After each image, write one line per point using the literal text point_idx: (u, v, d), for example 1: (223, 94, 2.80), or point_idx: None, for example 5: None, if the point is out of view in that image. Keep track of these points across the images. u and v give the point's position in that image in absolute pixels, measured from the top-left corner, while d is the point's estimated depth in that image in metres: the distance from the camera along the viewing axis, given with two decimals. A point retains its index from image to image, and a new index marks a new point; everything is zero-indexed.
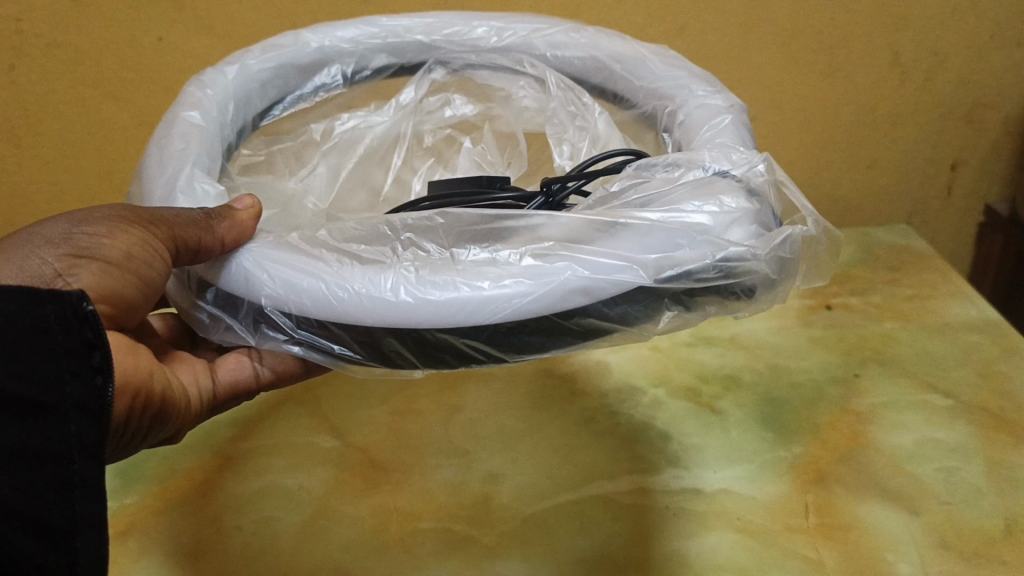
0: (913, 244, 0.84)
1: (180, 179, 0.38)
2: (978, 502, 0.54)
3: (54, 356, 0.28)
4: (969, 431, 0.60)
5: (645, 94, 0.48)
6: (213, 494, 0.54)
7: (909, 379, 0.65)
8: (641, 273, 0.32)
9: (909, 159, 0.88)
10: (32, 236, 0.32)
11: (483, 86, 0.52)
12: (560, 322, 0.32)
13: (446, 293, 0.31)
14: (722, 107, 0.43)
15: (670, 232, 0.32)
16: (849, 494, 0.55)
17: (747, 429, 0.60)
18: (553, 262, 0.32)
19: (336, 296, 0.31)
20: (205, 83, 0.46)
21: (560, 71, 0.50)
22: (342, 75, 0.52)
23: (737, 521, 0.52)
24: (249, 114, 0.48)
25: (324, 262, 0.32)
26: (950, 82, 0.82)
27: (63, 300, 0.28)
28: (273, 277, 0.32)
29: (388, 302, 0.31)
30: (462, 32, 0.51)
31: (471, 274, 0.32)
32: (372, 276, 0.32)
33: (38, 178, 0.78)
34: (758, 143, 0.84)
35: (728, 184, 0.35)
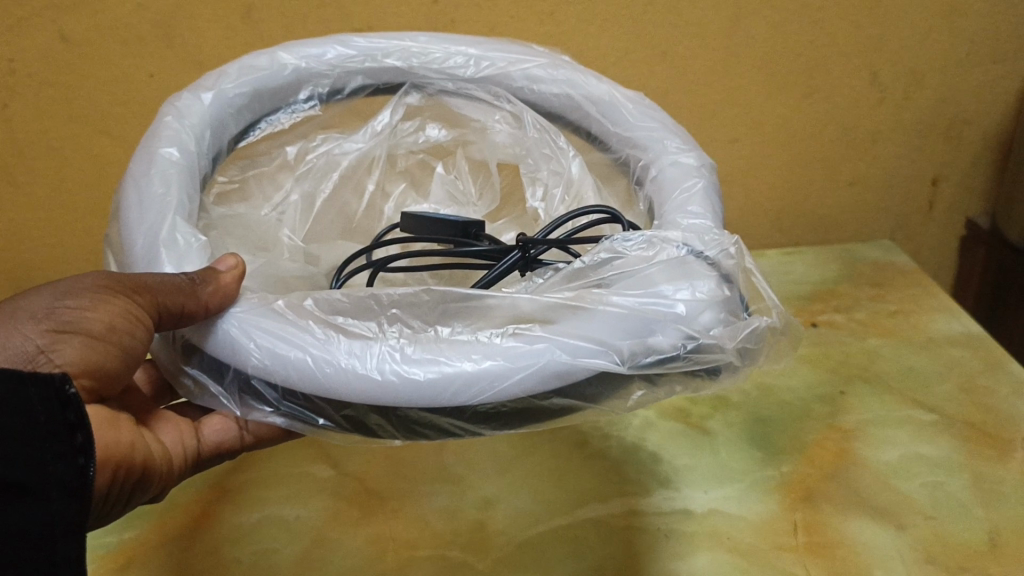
0: (897, 259, 0.85)
1: (162, 233, 0.38)
2: (964, 517, 0.55)
3: (38, 438, 0.29)
4: (953, 445, 0.61)
5: (619, 139, 0.48)
6: (211, 527, 0.55)
7: (894, 395, 0.66)
8: (616, 359, 0.33)
9: (891, 176, 0.89)
10: (17, 310, 0.34)
11: (445, 101, 0.51)
12: (536, 402, 0.34)
13: (431, 373, 0.32)
14: (693, 168, 0.44)
15: (645, 319, 0.34)
16: (837, 511, 0.56)
17: (736, 449, 0.61)
18: (533, 344, 0.33)
19: (322, 370, 0.32)
20: (179, 111, 0.44)
21: (536, 108, 0.50)
22: (311, 96, 0.49)
23: (728, 541, 0.53)
24: (224, 140, 0.46)
25: (311, 333, 0.33)
26: (928, 99, 0.83)
27: (46, 381, 0.30)
28: (261, 346, 0.33)
29: (372, 382, 0.32)
30: (440, 59, 0.50)
31: (454, 353, 0.33)
32: (358, 352, 0.33)
33: (30, 214, 0.79)
34: (742, 163, 0.85)
35: (702, 269, 0.36)
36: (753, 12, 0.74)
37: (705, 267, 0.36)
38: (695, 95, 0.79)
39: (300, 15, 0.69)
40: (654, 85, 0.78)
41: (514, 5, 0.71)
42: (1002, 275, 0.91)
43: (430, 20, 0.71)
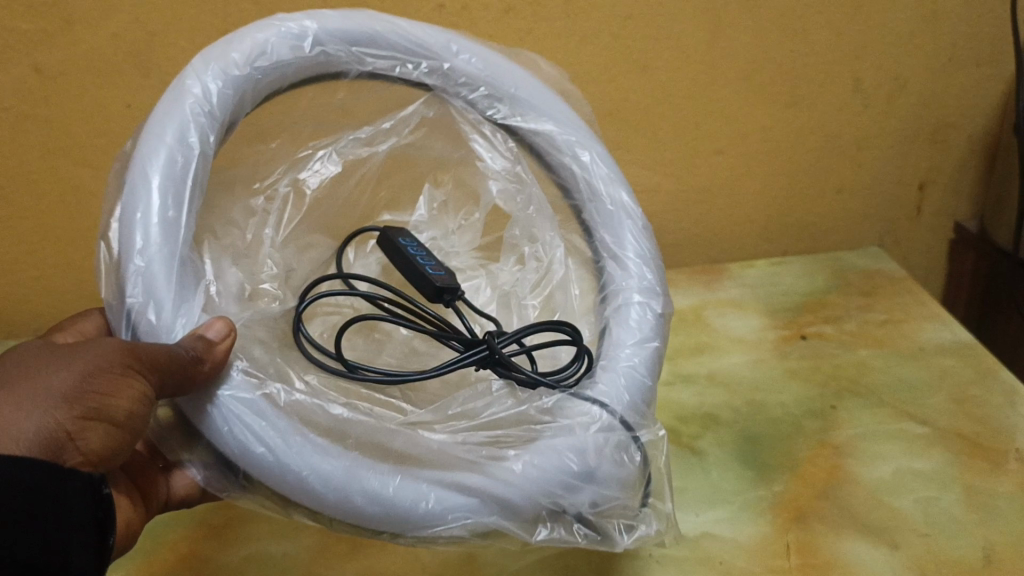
0: (886, 267, 0.85)
1: (162, 274, 0.38)
2: (959, 533, 0.55)
3: (77, 526, 0.34)
4: (945, 458, 0.61)
5: (604, 248, 0.51)
6: (197, 567, 0.54)
7: (885, 409, 0.65)
8: (514, 518, 0.39)
9: (877, 183, 0.89)
10: (39, 392, 0.34)
11: (456, 110, 0.52)
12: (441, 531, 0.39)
13: (374, 507, 0.37)
14: (656, 315, 0.47)
15: (557, 496, 0.39)
16: (830, 531, 0.55)
17: (728, 469, 0.61)
18: (469, 487, 0.38)
19: (284, 482, 0.37)
20: (203, 96, 0.41)
21: (555, 172, 0.53)
22: (342, 72, 0.47)
23: (719, 565, 0.53)
24: (243, 107, 0.44)
25: (291, 436, 0.37)
26: (911, 105, 0.84)
27: (86, 477, 0.35)
28: (235, 436, 0.37)
29: (322, 501, 0.37)
30: (472, 83, 0.50)
31: (405, 483, 0.38)
32: (327, 471, 0.37)
33: (8, 249, 0.77)
34: (729, 174, 0.85)
35: (628, 461, 0.41)
36: (732, 23, 0.74)
37: (625, 465, 0.41)
38: (679, 108, 0.79)
39: None
40: (638, 99, 0.77)
41: (493, 25, 0.71)
42: (994, 276, 0.91)
43: None
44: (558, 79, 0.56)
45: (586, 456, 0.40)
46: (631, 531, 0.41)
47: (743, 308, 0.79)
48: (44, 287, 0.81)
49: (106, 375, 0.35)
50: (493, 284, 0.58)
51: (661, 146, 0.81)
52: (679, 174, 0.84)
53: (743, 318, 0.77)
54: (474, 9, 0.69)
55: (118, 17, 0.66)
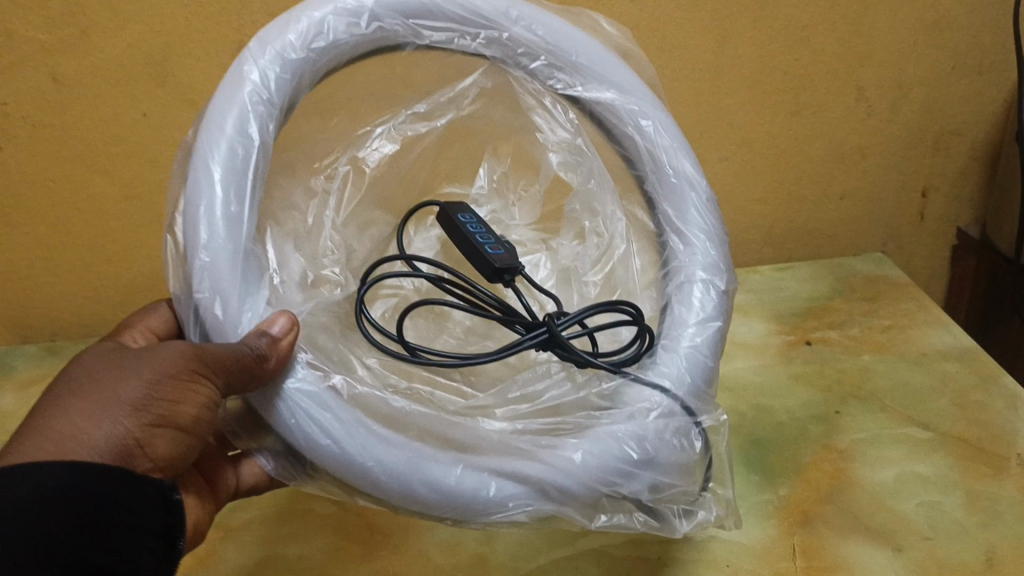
0: (889, 272, 0.86)
1: (227, 268, 0.39)
2: (960, 537, 0.56)
3: (143, 529, 0.35)
4: (948, 462, 0.62)
5: (668, 223, 0.51)
6: (215, 568, 0.55)
7: (888, 414, 0.66)
8: (575, 507, 0.40)
9: (882, 189, 0.90)
10: (113, 396, 0.36)
11: (515, 80, 0.52)
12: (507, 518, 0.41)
13: (443, 497, 0.38)
14: (722, 295, 0.48)
15: (618, 484, 0.40)
16: (835, 534, 0.56)
17: (734, 473, 0.62)
18: (534, 478, 0.39)
19: (354, 472, 0.38)
20: (260, 85, 0.42)
21: (619, 145, 0.52)
22: (400, 45, 0.47)
23: (726, 568, 0.54)
24: (303, 82, 0.45)
25: (359, 431, 0.38)
26: (916, 111, 0.85)
27: (155, 484, 0.36)
28: (304, 431, 0.38)
29: (392, 492, 0.38)
30: (531, 54, 0.49)
31: (473, 474, 0.39)
32: (398, 463, 0.38)
33: (22, 255, 0.79)
34: (735, 181, 0.86)
35: (686, 447, 0.43)
36: (738, 33, 0.76)
37: (684, 450, 0.42)
38: (685, 116, 0.80)
39: None
40: None
41: None
42: (992, 285, 0.91)
43: None
44: (619, 38, 0.55)
45: (646, 443, 0.41)
46: (687, 516, 0.44)
47: (748, 313, 0.80)
48: (57, 292, 0.82)
49: (174, 381, 0.37)
50: (554, 258, 0.59)
51: None
52: None
53: (748, 323, 0.78)
54: None
55: (135, 28, 0.67)
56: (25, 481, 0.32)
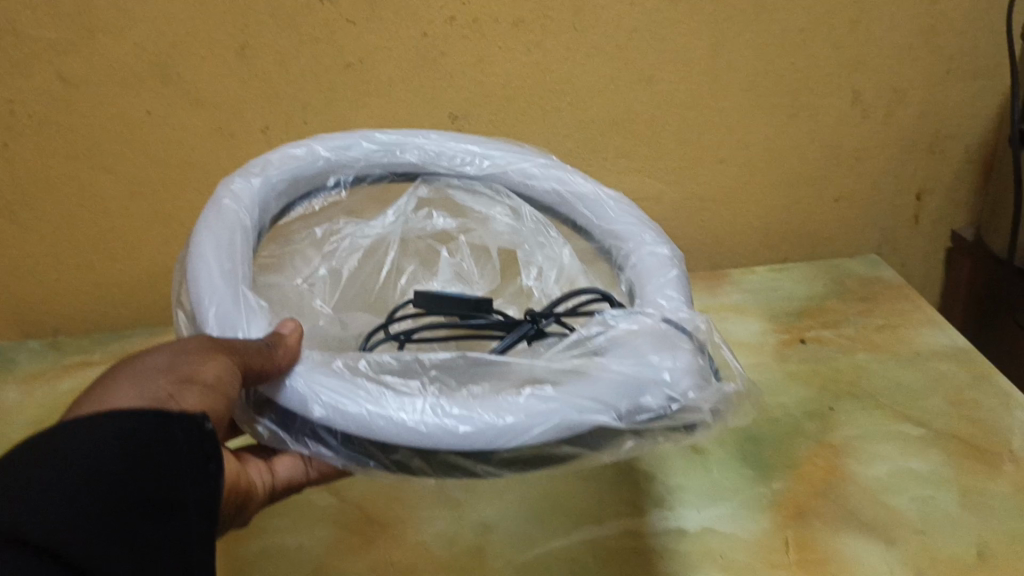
0: (884, 272, 0.86)
1: (233, 304, 0.43)
2: (954, 530, 0.56)
3: (184, 464, 0.31)
4: (941, 458, 0.62)
5: (603, 232, 0.55)
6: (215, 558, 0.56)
7: (883, 410, 0.67)
8: (615, 415, 0.40)
9: (877, 192, 0.91)
10: (139, 367, 0.36)
11: (446, 184, 0.58)
12: (550, 450, 0.40)
13: (468, 428, 0.39)
14: (668, 259, 0.52)
15: (642, 381, 0.41)
16: (828, 528, 0.57)
17: (729, 467, 0.63)
18: (547, 401, 0.40)
19: (378, 423, 0.39)
20: (234, 195, 0.50)
21: (533, 203, 0.58)
22: (338, 181, 0.56)
23: (721, 559, 0.55)
24: (267, 218, 0.52)
25: (364, 390, 0.40)
26: (911, 115, 0.86)
27: (190, 420, 0.33)
28: (321, 397, 0.40)
29: (417, 430, 0.39)
30: (448, 153, 0.57)
31: (490, 407, 0.40)
32: (408, 403, 0.39)
33: (26, 252, 0.79)
34: (732, 182, 0.87)
35: (683, 343, 0.43)
36: (735, 36, 0.77)
37: (679, 347, 0.43)
38: (681, 118, 0.81)
39: (295, 52, 0.71)
40: (642, 110, 0.80)
41: (502, 36, 0.73)
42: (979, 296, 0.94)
43: (421, 53, 0.73)
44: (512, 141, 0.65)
45: (637, 351, 0.42)
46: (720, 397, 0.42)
47: (743, 312, 0.80)
48: (61, 288, 0.82)
49: (195, 351, 0.37)
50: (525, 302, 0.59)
51: (665, 154, 0.84)
52: (681, 183, 0.86)
53: (743, 322, 0.79)
54: (482, 21, 0.72)
55: (141, 27, 0.68)
56: (65, 426, 0.30)
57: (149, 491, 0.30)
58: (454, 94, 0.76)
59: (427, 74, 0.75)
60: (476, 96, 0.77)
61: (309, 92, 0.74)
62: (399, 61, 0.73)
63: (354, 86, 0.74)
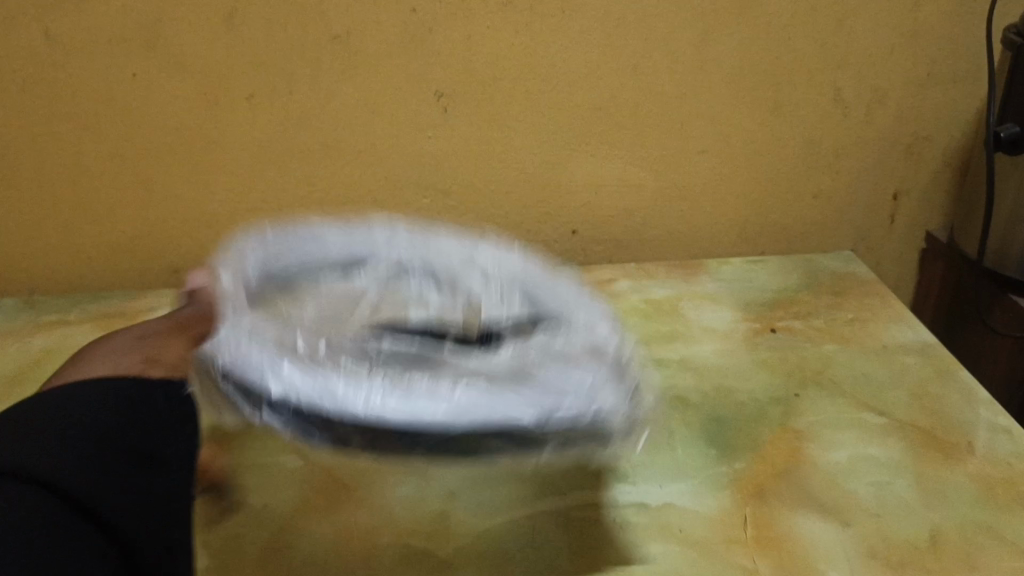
0: (856, 268, 0.88)
1: (228, 333, 0.48)
2: (908, 514, 0.58)
3: (162, 418, 0.45)
4: (901, 446, 0.63)
5: (554, 272, 0.60)
6: None
7: (847, 399, 0.68)
8: (539, 414, 0.44)
9: (854, 191, 0.92)
10: (68, 387, 0.44)
11: (416, 233, 0.64)
12: (476, 435, 0.44)
13: (409, 403, 0.44)
14: (604, 298, 0.57)
15: (564, 395, 0.45)
16: (786, 507, 0.58)
17: (693, 447, 0.63)
18: (480, 393, 0.45)
19: (318, 397, 0.44)
20: (235, 256, 0.57)
21: (492, 249, 0.63)
22: (319, 233, 0.61)
23: (679, 533, 0.56)
24: (250, 261, 0.57)
25: (321, 368, 0.46)
26: (890, 116, 0.87)
27: (141, 378, 0.46)
28: (281, 374, 0.45)
29: (361, 403, 0.44)
30: (422, 228, 0.65)
31: (428, 390, 0.45)
32: (356, 384, 0.45)
33: (7, 211, 0.80)
34: (711, 174, 0.88)
35: (607, 359, 0.49)
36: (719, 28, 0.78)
37: (602, 354, 0.49)
38: (664, 107, 0.83)
39: (285, 21, 0.72)
40: (625, 96, 0.81)
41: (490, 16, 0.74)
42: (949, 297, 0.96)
43: (409, 28, 0.74)
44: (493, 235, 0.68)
45: (562, 354, 0.49)
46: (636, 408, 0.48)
47: (718, 301, 0.81)
48: (38, 248, 0.82)
49: None
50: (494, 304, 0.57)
51: (646, 142, 0.85)
52: (662, 172, 0.87)
53: (716, 311, 0.80)
54: None
55: None
56: (45, 399, 0.42)
57: (122, 435, 0.41)
58: (440, 71, 0.77)
59: (415, 50, 0.75)
60: (462, 74, 0.78)
61: (296, 63, 0.74)
62: (387, 35, 0.74)
63: (341, 58, 0.75)
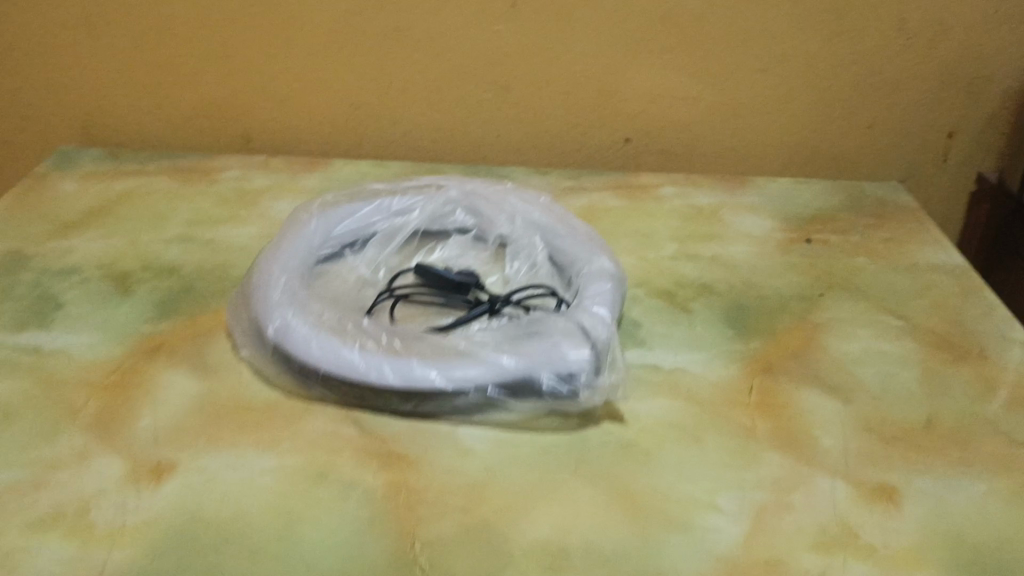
0: (900, 198, 0.89)
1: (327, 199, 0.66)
2: (909, 400, 0.60)
3: None
4: (913, 346, 0.66)
5: (573, 240, 0.69)
6: (233, 327, 0.63)
7: (869, 303, 0.71)
8: (519, 369, 0.56)
9: (908, 125, 0.93)
10: None
11: (454, 218, 0.74)
12: (455, 408, 0.56)
13: (406, 374, 0.55)
14: (609, 271, 0.65)
15: (554, 364, 0.56)
16: (792, 382, 0.61)
17: (712, 325, 0.67)
18: (474, 356, 0.57)
19: (358, 364, 0.56)
20: (321, 205, 0.72)
21: (523, 221, 0.72)
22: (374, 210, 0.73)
23: (686, 391, 0.60)
24: (325, 218, 0.70)
25: (346, 342, 0.58)
26: (953, 51, 0.87)
27: None
28: (315, 347, 0.57)
29: (371, 372, 0.56)
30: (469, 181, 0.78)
31: (426, 366, 0.56)
32: (368, 361, 0.56)
33: None
34: (768, 93, 0.90)
35: (586, 343, 0.58)
36: None
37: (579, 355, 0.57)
38: (726, 20, 0.85)
39: None
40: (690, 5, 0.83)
41: None
42: (998, 241, 0.96)
43: None
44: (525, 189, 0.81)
45: (539, 365, 0.56)
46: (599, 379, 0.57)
47: (758, 211, 0.84)
48: None
49: None
50: None
51: (706, 54, 0.87)
52: (718, 86, 0.89)
53: (755, 219, 0.83)
54: None
55: None
56: None
57: None
58: None
59: None
60: None
61: None
62: None
63: None
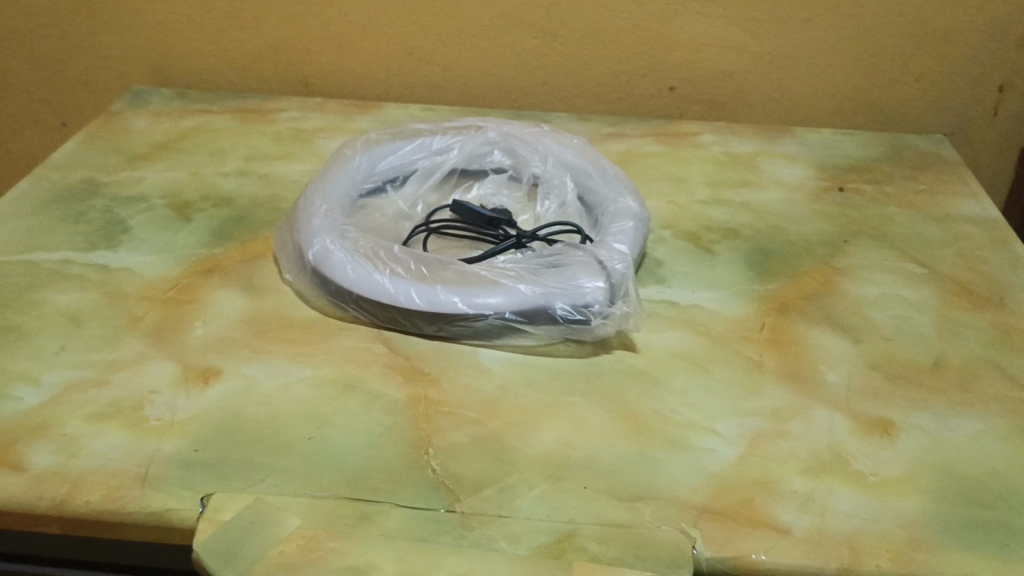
0: (943, 150, 0.89)
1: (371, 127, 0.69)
2: (920, 343, 0.62)
3: None
4: (932, 292, 0.67)
5: (602, 181, 0.72)
6: (281, 253, 0.68)
7: (894, 251, 0.72)
8: (536, 299, 0.60)
9: (958, 77, 0.92)
10: None
11: (492, 158, 0.78)
12: (476, 332, 0.60)
13: (432, 297, 0.60)
14: (633, 212, 0.68)
15: (570, 294, 0.60)
16: (805, 322, 0.64)
17: (733, 267, 0.69)
18: (497, 285, 0.61)
19: (389, 288, 0.61)
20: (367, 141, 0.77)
21: (556, 162, 0.76)
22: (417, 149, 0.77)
23: (699, 325, 0.63)
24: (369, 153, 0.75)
25: (379, 266, 0.62)
26: (1006, 3, 0.86)
27: None
28: (350, 269, 0.62)
29: (400, 295, 0.60)
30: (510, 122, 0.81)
31: (451, 291, 0.60)
32: (397, 284, 0.61)
33: None
34: (813, 44, 0.90)
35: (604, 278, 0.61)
36: None
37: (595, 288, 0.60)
38: None
39: None
40: None
41: None
42: None
43: None
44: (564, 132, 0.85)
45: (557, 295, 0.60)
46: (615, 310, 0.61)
47: (795, 160, 0.85)
48: None
49: None
50: None
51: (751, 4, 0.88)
52: (763, 37, 0.90)
53: (791, 167, 0.84)
54: None
55: None
56: None
57: None
58: None
59: None
60: None
61: None
62: None
63: None
